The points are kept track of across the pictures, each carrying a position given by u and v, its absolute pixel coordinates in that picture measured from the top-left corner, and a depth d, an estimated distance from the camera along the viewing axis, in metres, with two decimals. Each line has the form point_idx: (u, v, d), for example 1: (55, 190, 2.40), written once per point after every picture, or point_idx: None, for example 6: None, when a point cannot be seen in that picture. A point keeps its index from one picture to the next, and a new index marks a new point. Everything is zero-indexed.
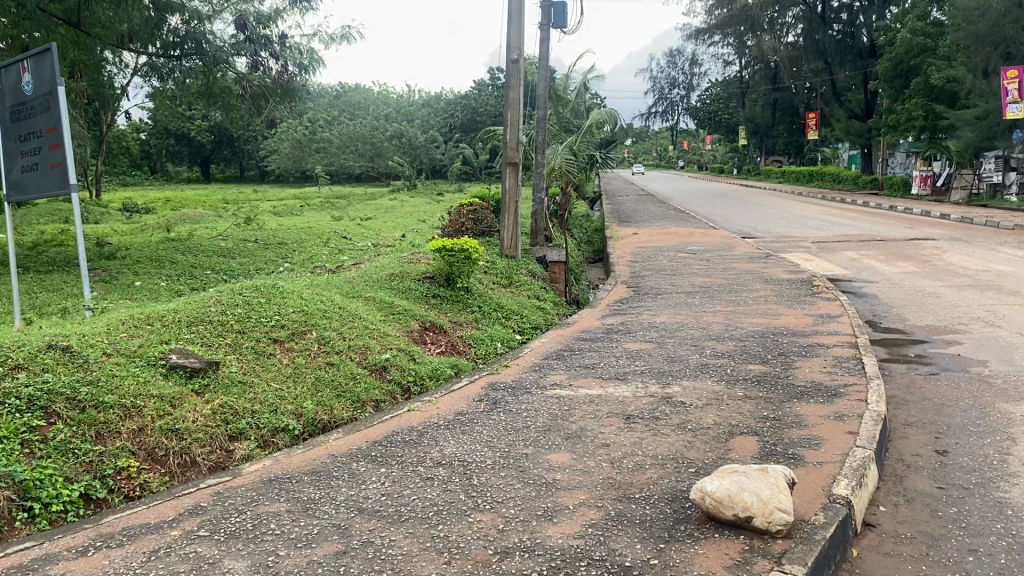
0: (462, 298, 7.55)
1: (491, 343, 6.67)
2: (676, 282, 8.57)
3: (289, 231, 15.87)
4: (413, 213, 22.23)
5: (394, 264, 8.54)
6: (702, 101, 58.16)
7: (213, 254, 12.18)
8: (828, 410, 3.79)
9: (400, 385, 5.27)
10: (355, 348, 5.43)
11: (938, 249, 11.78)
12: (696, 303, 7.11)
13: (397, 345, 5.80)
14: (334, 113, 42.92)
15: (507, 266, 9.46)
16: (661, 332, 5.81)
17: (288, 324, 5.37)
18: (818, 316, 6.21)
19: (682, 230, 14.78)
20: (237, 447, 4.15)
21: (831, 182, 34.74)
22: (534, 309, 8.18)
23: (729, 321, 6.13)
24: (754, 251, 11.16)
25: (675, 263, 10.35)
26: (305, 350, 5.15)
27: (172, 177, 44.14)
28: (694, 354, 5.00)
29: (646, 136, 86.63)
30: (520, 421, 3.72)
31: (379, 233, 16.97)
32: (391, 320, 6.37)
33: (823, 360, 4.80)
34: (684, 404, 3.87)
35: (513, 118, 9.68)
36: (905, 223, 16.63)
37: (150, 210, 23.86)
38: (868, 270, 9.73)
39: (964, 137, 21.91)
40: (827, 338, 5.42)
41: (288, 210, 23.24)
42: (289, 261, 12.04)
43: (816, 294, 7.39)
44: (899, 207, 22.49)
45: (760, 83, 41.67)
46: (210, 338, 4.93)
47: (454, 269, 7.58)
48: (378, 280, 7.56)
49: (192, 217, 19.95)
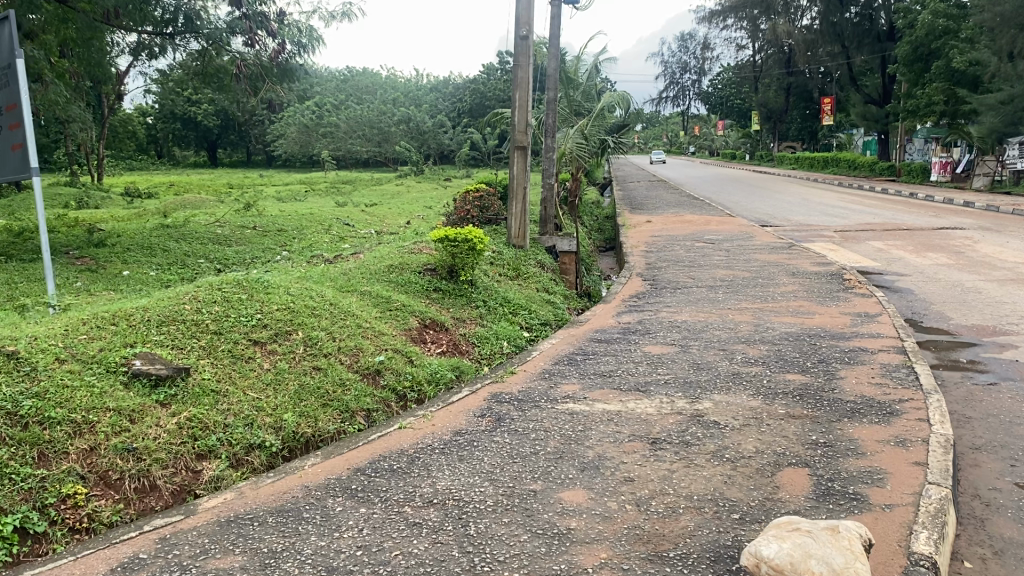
0: (466, 292, 7.03)
1: (496, 342, 6.16)
2: (695, 275, 8.03)
3: (290, 217, 15.37)
4: (420, 199, 21.68)
5: (395, 254, 8.01)
6: (714, 86, 57.23)
7: (208, 241, 11.70)
8: (886, 433, 3.25)
9: (394, 392, 4.79)
10: (346, 350, 4.92)
11: (968, 239, 11.17)
12: (719, 299, 6.57)
13: (393, 346, 5.29)
14: (341, 97, 42.27)
15: (515, 256, 8.93)
16: (684, 333, 5.27)
17: (270, 323, 4.85)
18: (856, 316, 5.64)
19: (697, 219, 14.21)
20: (206, 467, 3.65)
21: (846, 168, 34.05)
22: (543, 303, 7.65)
23: (757, 320, 5.58)
24: (775, 242, 10.59)
25: (693, 253, 9.80)
26: (289, 354, 4.63)
27: (180, 161, 43.74)
28: (723, 360, 4.46)
29: (657, 121, 85.70)
30: (527, 445, 3.19)
31: (383, 220, 16.46)
32: (388, 317, 5.84)
33: (870, 369, 4.25)
34: (719, 425, 3.33)
35: (521, 99, 9.11)
36: (928, 211, 16.01)
37: (153, 194, 23.46)
38: (898, 263, 9.16)
39: (987, 122, 21.19)
40: (870, 342, 4.86)
41: (293, 196, 22.77)
42: (288, 249, 11.54)
43: (849, 290, 6.82)
44: (919, 194, 21.82)
45: (774, 68, 40.74)
46: (182, 341, 4.42)
47: (458, 261, 7.04)
48: (376, 273, 7.03)
49: (194, 202, 19.51)
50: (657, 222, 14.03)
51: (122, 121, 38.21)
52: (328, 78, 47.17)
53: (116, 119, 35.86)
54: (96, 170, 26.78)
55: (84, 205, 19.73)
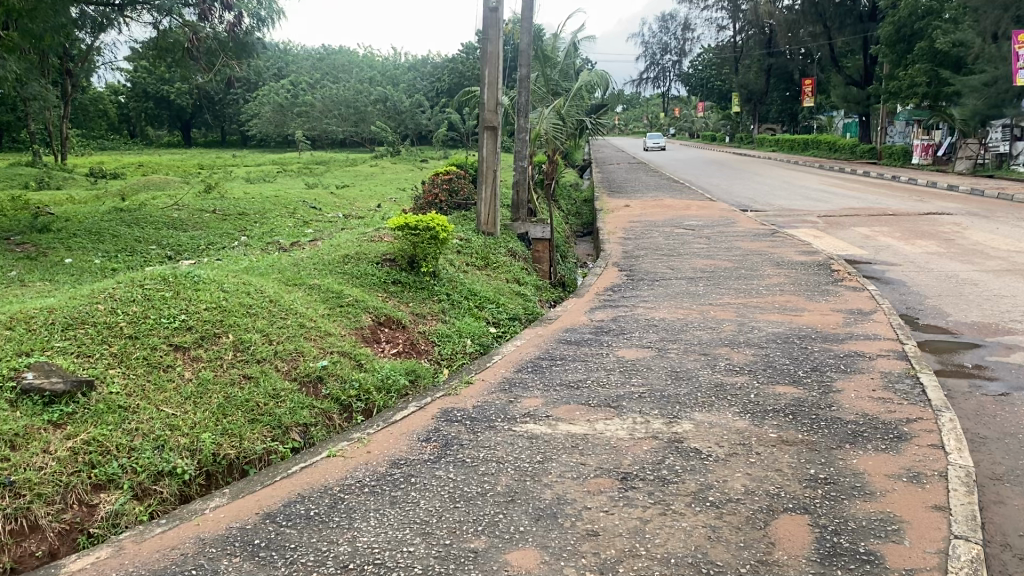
0: (427, 284, 6.48)
1: (458, 341, 5.66)
2: (674, 264, 7.55)
3: (253, 199, 14.73)
4: (394, 182, 21.04)
5: (352, 241, 7.45)
6: (693, 68, 56.58)
7: (161, 226, 11.08)
8: (895, 465, 2.77)
9: (338, 402, 4.30)
10: (284, 356, 4.41)
11: (957, 226, 10.77)
12: (699, 293, 6.07)
13: (339, 346, 4.79)
14: (315, 76, 41.31)
15: (484, 244, 8.39)
16: (661, 334, 4.76)
17: (196, 325, 4.30)
18: (848, 314, 5.17)
19: (676, 203, 13.72)
20: (102, 500, 3.12)
21: (827, 151, 33.71)
22: (511, 295, 7.14)
23: (741, 319, 5.10)
24: (758, 228, 10.12)
25: (672, 240, 9.32)
26: (215, 361, 4.11)
27: (151, 140, 42.63)
28: (705, 368, 3.96)
29: (637, 102, 84.99)
30: (475, 481, 2.69)
31: (352, 203, 15.88)
32: (337, 313, 5.32)
33: (870, 380, 3.77)
34: (702, 455, 2.84)
35: (491, 75, 8.53)
36: (912, 195, 15.62)
37: (119, 174, 22.67)
38: (886, 251, 8.72)
39: (970, 104, 20.84)
40: (866, 345, 4.38)
41: (262, 177, 22.06)
42: (247, 234, 10.94)
43: (838, 282, 6.35)
44: (901, 177, 21.48)
45: (754, 49, 40.21)
46: (89, 347, 3.87)
47: (420, 251, 6.50)
48: (328, 264, 6.47)
49: (156, 184, 18.81)
50: (636, 206, 13.52)
51: (90, 99, 37.09)
52: (303, 56, 46.10)
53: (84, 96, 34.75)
54: (60, 150, 25.88)
55: (44, 186, 18.96)
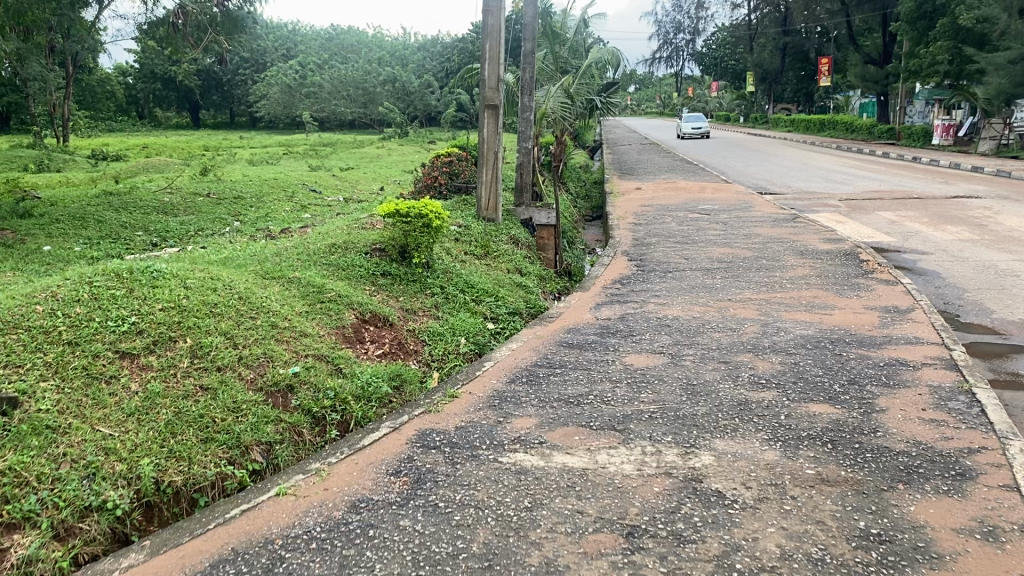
0: (420, 277, 5.98)
1: (451, 340, 5.18)
2: (688, 253, 7.02)
3: (251, 182, 14.27)
4: (398, 164, 20.49)
5: (342, 229, 6.96)
6: (708, 47, 55.62)
7: (151, 211, 10.63)
8: (962, 516, 2.26)
9: (309, 415, 3.83)
10: (250, 362, 3.94)
11: (987, 210, 10.15)
12: (717, 287, 5.55)
13: (314, 348, 4.32)
14: (324, 56, 40.73)
15: (484, 231, 7.87)
16: (675, 336, 4.24)
17: (148, 328, 3.82)
18: (883, 312, 4.62)
19: (690, 185, 13.16)
20: (14, 543, 2.64)
21: (844, 132, 32.90)
22: (513, 287, 6.64)
23: (765, 318, 4.58)
24: (777, 213, 9.55)
25: (686, 226, 8.78)
26: (167, 370, 3.64)
27: (159, 122, 42.22)
28: (725, 381, 3.45)
29: (650, 82, 83.81)
30: (444, 538, 2.19)
31: (355, 186, 15.38)
32: (317, 309, 4.84)
33: (918, 398, 3.23)
34: (726, 501, 2.33)
35: (492, 50, 7.96)
36: (938, 177, 14.97)
37: (122, 156, 22.29)
38: (916, 238, 8.14)
39: (994, 82, 20.12)
40: (908, 351, 3.83)
41: (266, 159, 21.57)
42: (240, 219, 10.46)
43: (869, 275, 5.80)
44: (923, 159, 20.79)
45: (769, 27, 39.26)
46: (18, 357, 3.40)
47: (411, 241, 5.99)
48: (312, 254, 5.97)
49: (156, 166, 18.35)
50: (648, 189, 12.95)
51: (97, 81, 36.72)
52: (311, 36, 45.51)
53: (89, 77, 34.35)
54: (63, 132, 25.53)
55: (43, 168, 18.57)
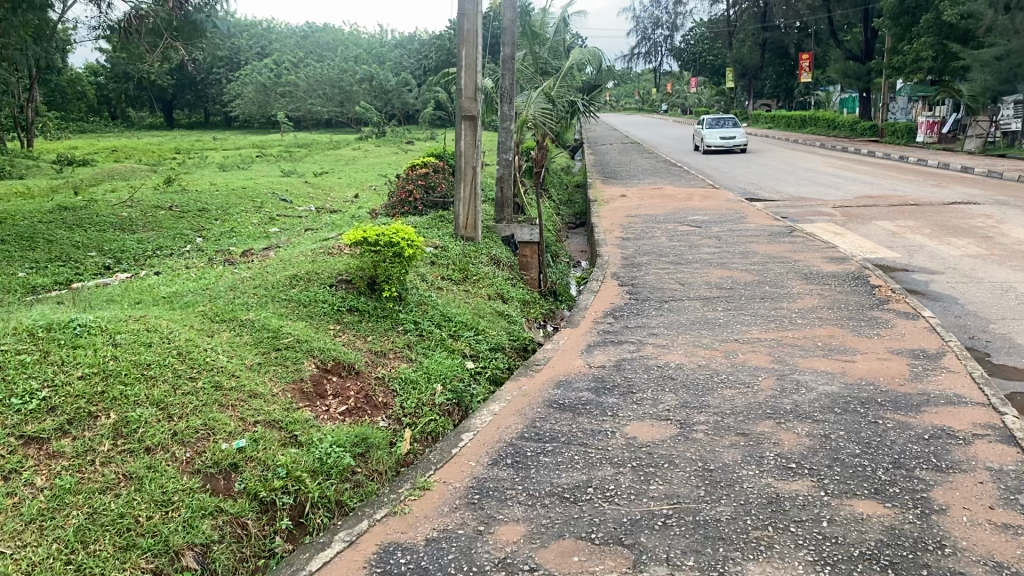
0: (391, 311, 5.39)
1: (426, 389, 4.59)
2: (683, 276, 6.48)
3: (218, 191, 13.60)
4: (375, 166, 19.84)
5: (305, 255, 6.37)
6: (688, 42, 55.26)
7: (108, 227, 9.96)
8: None
9: (255, 501, 3.26)
10: (185, 438, 3.37)
11: (988, 219, 9.70)
12: (721, 322, 5.00)
13: (264, 413, 3.75)
14: (300, 54, 39.89)
15: (462, 252, 7.31)
16: (683, 395, 3.69)
17: (62, 405, 3.26)
18: (911, 359, 4.09)
19: (677, 192, 12.62)
20: None
21: (825, 128, 32.57)
22: (494, 317, 6.06)
23: (780, 368, 4.03)
24: (772, 225, 9.04)
25: (678, 242, 8.24)
26: (83, 457, 3.07)
27: (132, 123, 41.24)
28: (749, 465, 2.90)
29: (629, 78, 83.25)
30: None
31: (328, 193, 14.75)
32: (269, 360, 4.26)
33: (980, 487, 2.69)
34: None
35: (468, 56, 7.38)
36: (930, 179, 14.52)
37: (90, 160, 21.50)
38: (921, 254, 7.64)
39: (980, 79, 19.76)
40: (949, 417, 3.30)
41: (238, 163, 20.82)
42: (204, 236, 9.82)
43: (885, 305, 5.30)
44: (910, 157, 20.42)
45: (749, 23, 38.87)
46: None
47: (380, 271, 5.39)
48: (270, 289, 5.39)
49: (122, 173, 17.59)
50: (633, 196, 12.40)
51: (66, 81, 35.70)
52: (287, 34, 44.63)
53: (56, 78, 33.37)
54: (27, 135, 24.61)
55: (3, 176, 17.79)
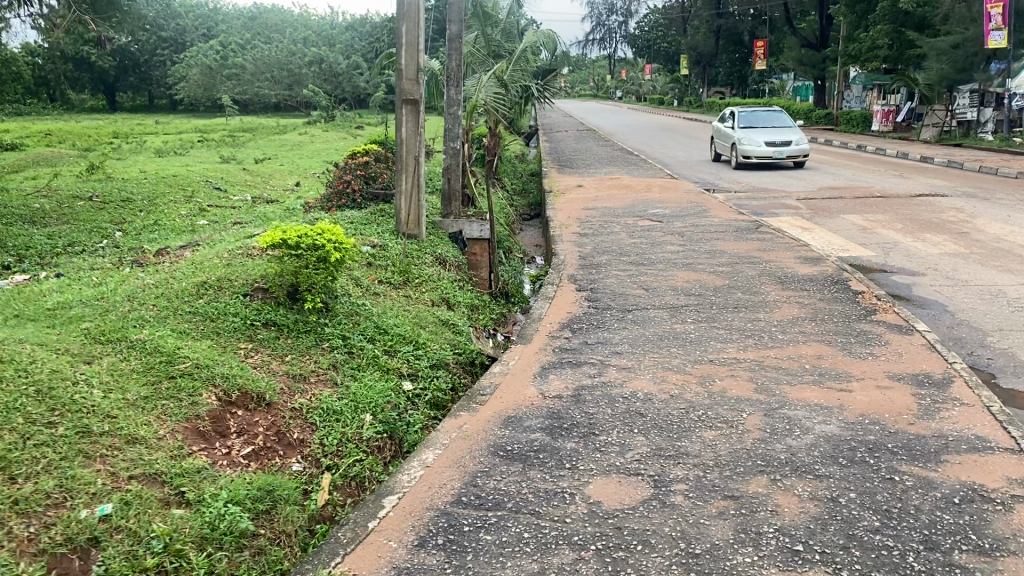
0: (315, 324, 4.66)
1: (352, 421, 3.88)
2: (646, 280, 5.87)
3: (147, 179, 12.63)
4: (322, 153, 18.94)
5: (218, 257, 5.62)
6: (641, 29, 54.89)
7: (15, 220, 9.01)
8: None
9: None
10: (29, 507, 2.66)
11: (959, 212, 9.26)
12: (689, 336, 4.42)
13: (142, 465, 3.03)
14: (247, 35, 38.53)
15: (404, 251, 6.61)
16: (656, 436, 3.08)
17: None
18: (913, 386, 3.53)
19: (636, 182, 12.01)
20: None
21: None
22: (437, 327, 5.37)
23: (767, 399, 3.43)
24: (737, 220, 8.46)
25: (640, 239, 7.62)
26: None
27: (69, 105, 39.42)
28: (744, 547, 2.29)
29: (583, 66, 82.69)
30: None
31: (268, 182, 13.84)
32: (158, 392, 3.54)
33: None
34: None
35: (409, 34, 6.64)
36: (891, 170, 14.16)
37: (18, 144, 20.23)
38: (897, 252, 7.13)
39: (935, 68, 19.45)
40: (978, 472, 2.71)
41: (175, 148, 19.71)
42: (123, 230, 8.92)
43: (871, 315, 4.75)
44: (868, 147, 20.13)
45: (703, 9, 38.54)
46: None
47: (301, 279, 4.65)
48: (173, 299, 4.66)
49: (46, 159, 16.42)
50: (591, 187, 11.73)
51: None
52: (233, 16, 43.18)
53: None
54: None
55: None
